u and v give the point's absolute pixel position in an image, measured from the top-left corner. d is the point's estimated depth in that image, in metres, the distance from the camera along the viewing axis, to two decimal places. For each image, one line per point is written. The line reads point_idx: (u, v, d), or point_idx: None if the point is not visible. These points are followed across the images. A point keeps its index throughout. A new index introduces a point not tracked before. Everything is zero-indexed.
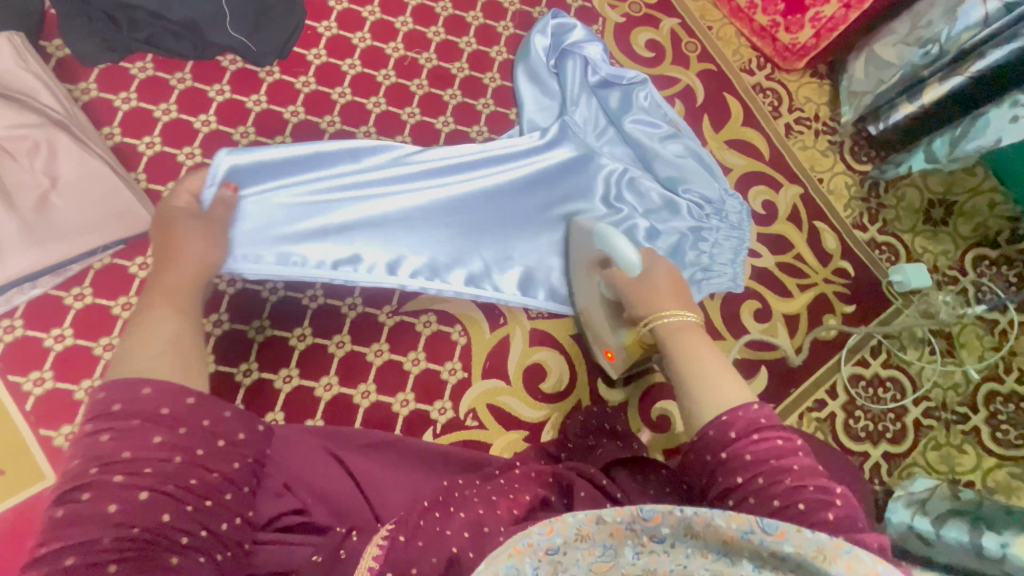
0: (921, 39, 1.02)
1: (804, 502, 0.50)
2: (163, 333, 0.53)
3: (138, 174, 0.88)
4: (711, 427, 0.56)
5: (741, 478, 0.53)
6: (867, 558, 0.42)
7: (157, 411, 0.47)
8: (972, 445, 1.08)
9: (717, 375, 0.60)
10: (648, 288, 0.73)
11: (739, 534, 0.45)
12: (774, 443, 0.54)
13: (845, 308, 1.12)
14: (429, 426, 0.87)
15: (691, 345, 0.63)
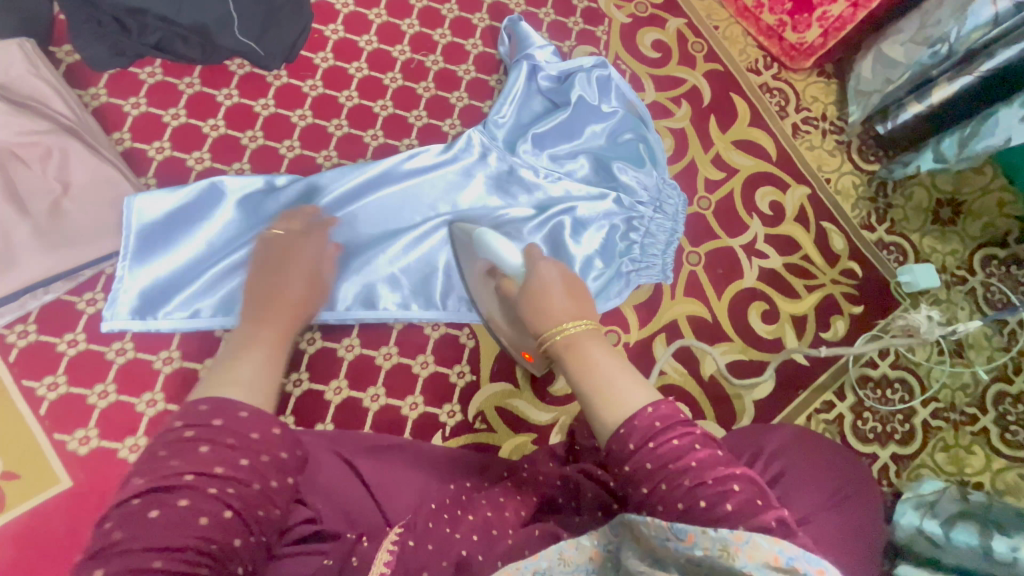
0: (928, 39, 1.02)
1: (704, 499, 0.47)
2: (258, 363, 0.52)
3: (148, 178, 0.88)
4: (613, 441, 0.51)
5: (647, 488, 0.49)
6: (762, 543, 0.45)
7: (209, 423, 0.45)
8: (981, 446, 1.08)
9: (610, 387, 0.54)
10: (536, 298, 0.66)
11: (657, 540, 0.49)
12: (673, 447, 0.49)
13: (853, 309, 1.12)
14: (438, 429, 0.88)
15: (584, 359, 0.57)
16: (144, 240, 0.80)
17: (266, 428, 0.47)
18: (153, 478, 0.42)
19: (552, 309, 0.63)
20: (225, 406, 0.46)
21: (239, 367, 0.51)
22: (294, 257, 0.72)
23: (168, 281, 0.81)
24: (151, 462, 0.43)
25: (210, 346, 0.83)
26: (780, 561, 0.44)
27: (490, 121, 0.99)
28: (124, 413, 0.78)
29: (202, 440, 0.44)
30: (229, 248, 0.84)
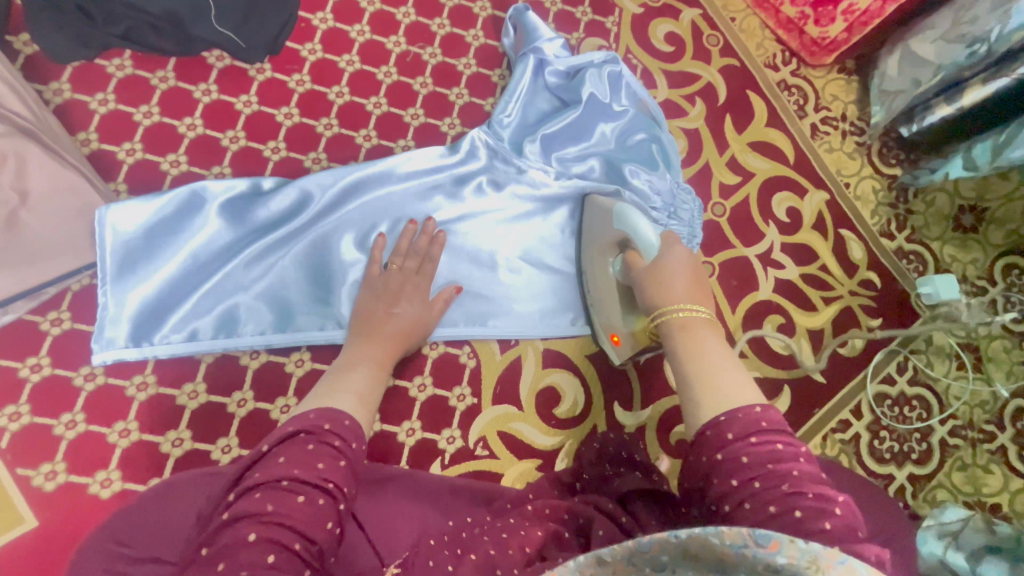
0: (965, 37, 0.96)
1: (799, 509, 0.46)
2: (355, 393, 0.66)
3: (118, 184, 0.80)
4: (710, 428, 0.53)
5: (737, 481, 0.49)
6: (860, 569, 0.38)
7: (333, 442, 0.57)
8: (999, 465, 1.04)
9: (720, 374, 0.57)
10: (665, 279, 0.68)
11: (732, 550, 0.40)
12: (773, 447, 0.50)
13: (871, 322, 1.07)
14: (437, 457, 0.82)
15: (703, 345, 0.60)
16: (123, 259, 0.74)
17: (332, 463, 0.55)
18: (308, 479, 0.53)
19: (676, 292, 0.66)
20: (331, 418, 0.59)
21: (356, 379, 0.68)
22: (391, 294, 0.79)
23: (156, 302, 0.75)
24: (301, 457, 0.54)
25: (188, 371, 0.77)
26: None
27: (494, 121, 0.91)
28: (95, 444, 0.72)
29: (339, 457, 0.56)
30: (216, 261, 0.78)
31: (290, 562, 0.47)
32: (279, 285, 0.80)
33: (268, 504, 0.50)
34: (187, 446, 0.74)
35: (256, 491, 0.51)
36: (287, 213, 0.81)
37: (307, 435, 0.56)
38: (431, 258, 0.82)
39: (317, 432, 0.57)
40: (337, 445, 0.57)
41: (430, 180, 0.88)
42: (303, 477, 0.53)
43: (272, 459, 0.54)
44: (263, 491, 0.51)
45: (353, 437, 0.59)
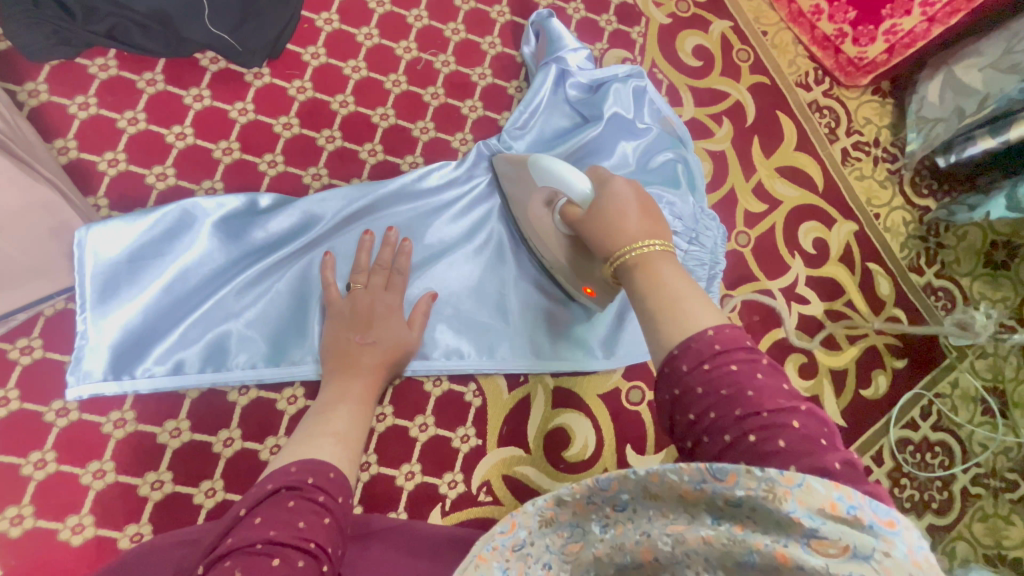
0: (1018, 67, 0.90)
1: (755, 432, 0.39)
2: (334, 434, 0.60)
3: (98, 198, 0.74)
4: (664, 363, 0.44)
5: (694, 415, 0.42)
6: (820, 487, 0.35)
7: (317, 498, 0.51)
8: (1020, 516, 0.99)
9: (667, 302, 0.47)
10: (603, 224, 0.58)
11: (691, 486, 0.38)
12: (729, 371, 0.42)
13: (896, 363, 1.02)
14: (438, 502, 0.77)
15: (649, 274, 0.50)
16: (104, 283, 0.68)
17: (313, 520, 0.48)
18: (287, 539, 0.46)
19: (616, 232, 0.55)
20: (312, 470, 0.53)
21: (338, 419, 0.62)
22: (359, 320, 0.71)
23: (140, 330, 0.69)
24: (279, 516, 0.48)
25: (171, 407, 0.71)
26: (839, 510, 0.34)
27: (508, 132, 0.85)
28: (65, 487, 0.66)
29: (324, 514, 0.50)
30: (206, 285, 0.72)
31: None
32: (272, 314, 0.74)
33: (238, 571, 0.42)
34: (168, 489, 0.68)
35: (227, 558, 0.44)
36: (285, 234, 0.75)
37: (289, 491, 0.50)
38: (399, 271, 0.76)
39: (299, 488, 0.51)
40: (321, 501, 0.51)
41: (441, 199, 0.82)
42: (281, 538, 0.46)
43: (246, 522, 0.47)
44: (236, 556, 0.44)
45: (337, 489, 0.53)
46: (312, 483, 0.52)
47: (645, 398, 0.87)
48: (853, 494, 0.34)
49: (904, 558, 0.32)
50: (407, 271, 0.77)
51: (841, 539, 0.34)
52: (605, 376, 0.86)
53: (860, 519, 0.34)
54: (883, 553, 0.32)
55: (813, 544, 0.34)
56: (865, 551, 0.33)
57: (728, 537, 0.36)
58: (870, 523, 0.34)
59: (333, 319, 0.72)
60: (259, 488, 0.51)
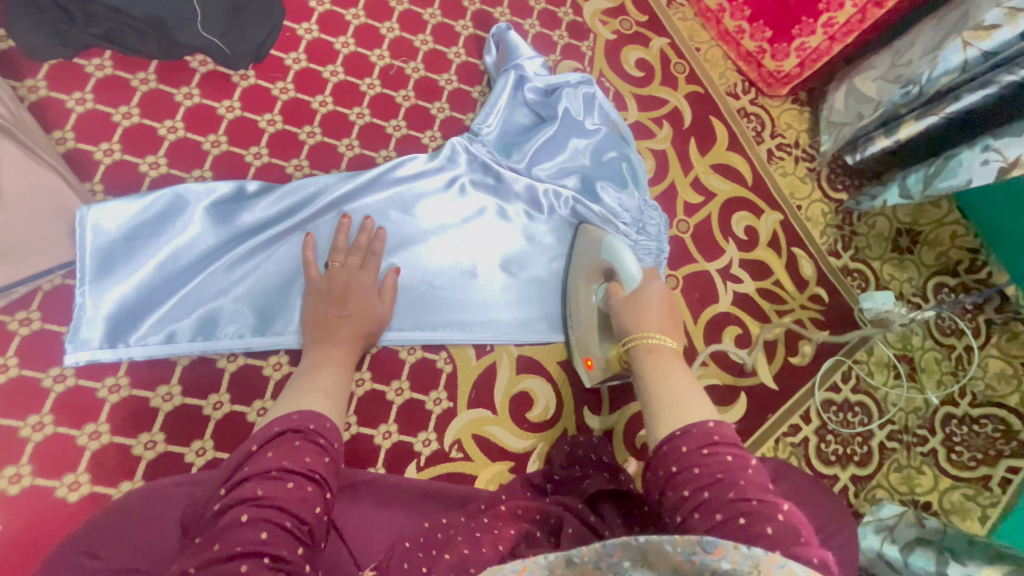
0: (900, 77, 1.06)
1: (745, 515, 0.49)
2: (320, 390, 0.67)
3: (94, 184, 0.80)
4: (666, 442, 0.57)
5: (688, 491, 0.53)
6: (797, 572, 0.43)
7: (317, 440, 0.59)
8: (931, 466, 1.13)
9: (675, 399, 0.61)
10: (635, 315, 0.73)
11: (684, 558, 0.45)
12: (721, 458, 0.54)
13: (819, 334, 1.16)
14: (413, 459, 0.84)
15: (663, 371, 0.65)
16: (102, 259, 0.74)
17: (317, 458, 0.57)
18: (298, 468, 0.55)
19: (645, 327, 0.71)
20: (312, 417, 0.61)
21: (323, 378, 0.70)
22: (337, 295, 0.79)
23: (135, 303, 0.75)
24: (289, 451, 0.56)
25: (163, 374, 0.76)
26: None
27: (475, 129, 0.96)
28: (62, 447, 0.70)
29: (324, 454, 0.58)
30: (198, 264, 0.79)
31: (283, 538, 0.49)
32: (257, 290, 0.81)
33: (261, 490, 0.52)
34: (160, 449, 0.73)
35: (249, 480, 0.54)
36: (271, 217, 0.83)
37: (294, 433, 0.59)
38: (374, 253, 0.84)
39: (303, 432, 0.59)
40: (323, 443, 0.59)
41: (414, 189, 0.91)
42: (293, 467, 0.55)
43: (261, 454, 0.56)
44: (257, 479, 0.53)
45: (334, 436, 0.61)
46: (313, 428, 0.60)
47: None
48: None
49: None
50: (381, 252, 0.85)
51: None
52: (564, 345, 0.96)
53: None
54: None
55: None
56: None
57: None
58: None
59: (312, 295, 0.80)
60: (265, 429, 0.59)
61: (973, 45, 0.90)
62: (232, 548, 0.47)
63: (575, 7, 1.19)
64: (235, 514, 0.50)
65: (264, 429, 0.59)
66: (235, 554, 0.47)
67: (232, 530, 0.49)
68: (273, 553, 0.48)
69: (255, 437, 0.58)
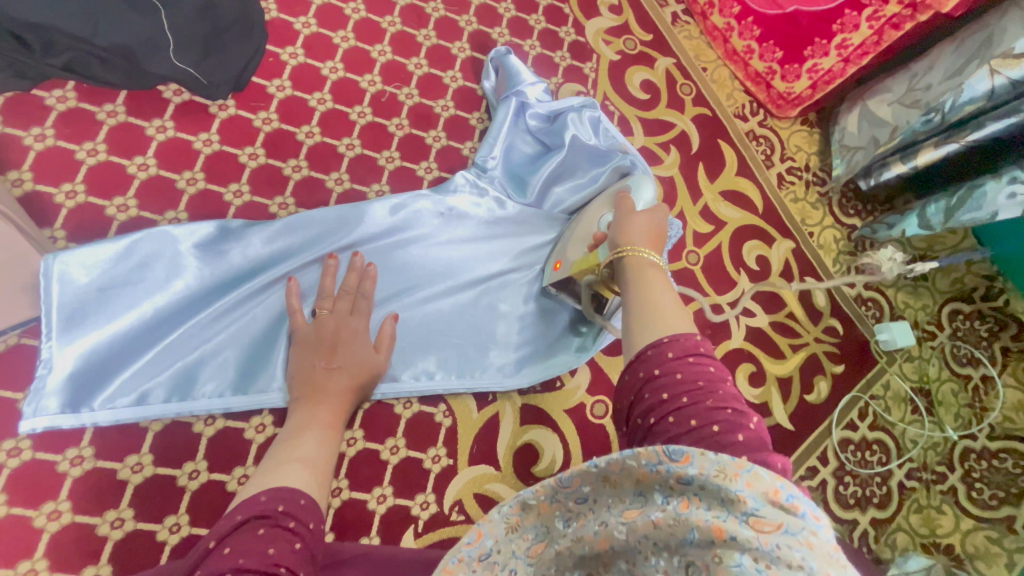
0: (919, 102, 1.02)
1: (719, 423, 0.44)
2: (304, 458, 0.61)
3: (55, 230, 0.72)
4: (652, 346, 0.50)
5: (668, 394, 0.47)
6: (766, 475, 0.39)
7: (286, 524, 0.51)
8: (951, 505, 1.08)
9: (669, 307, 0.54)
10: (624, 222, 0.68)
11: (647, 469, 0.41)
12: (704, 368, 0.48)
13: (835, 368, 1.11)
14: (410, 524, 0.78)
15: (656, 280, 0.58)
16: (69, 313, 0.67)
17: (283, 546, 0.49)
18: (256, 566, 0.45)
19: (632, 232, 0.66)
20: (283, 497, 0.54)
21: (306, 445, 0.63)
22: (326, 342, 0.72)
23: (104, 360, 0.68)
24: (249, 544, 0.48)
25: (133, 441, 0.69)
26: (780, 497, 0.38)
27: (478, 160, 0.90)
28: (17, 530, 0.63)
29: (295, 540, 0.50)
30: (176, 314, 0.72)
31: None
32: (238, 344, 0.74)
33: None
34: (129, 527, 0.66)
35: None
36: (259, 261, 0.76)
37: (258, 520, 0.50)
38: (364, 296, 0.77)
39: (270, 516, 0.51)
40: (292, 527, 0.51)
41: (410, 224, 0.84)
42: (250, 565, 0.45)
43: (217, 552, 0.48)
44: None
45: (309, 516, 0.54)
46: (282, 511, 0.53)
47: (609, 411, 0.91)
48: (793, 486, 0.39)
49: (827, 541, 0.36)
50: (372, 296, 0.79)
51: (774, 518, 0.36)
52: (571, 391, 0.90)
53: (796, 505, 0.37)
54: (810, 532, 0.36)
55: (750, 521, 0.36)
56: (795, 528, 0.36)
57: (674, 516, 0.38)
58: (804, 514, 0.37)
59: (298, 343, 0.73)
60: (226, 518, 0.50)
61: (1000, 73, 0.86)
62: None
63: (577, 26, 1.13)
64: None
65: (224, 517, 0.50)
66: None
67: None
68: None
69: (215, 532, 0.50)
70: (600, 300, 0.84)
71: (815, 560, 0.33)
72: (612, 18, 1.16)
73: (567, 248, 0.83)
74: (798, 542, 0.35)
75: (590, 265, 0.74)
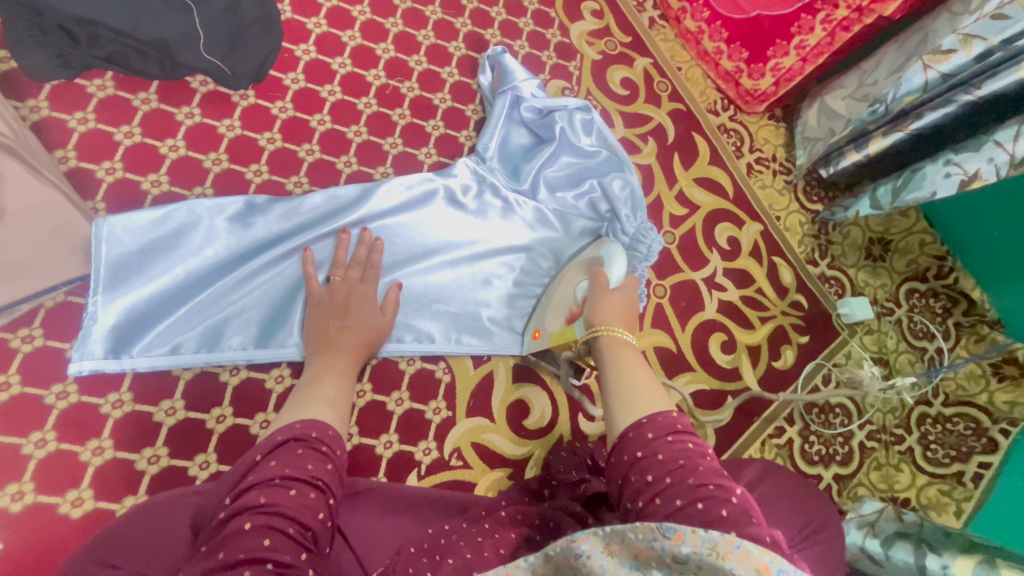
0: (868, 96, 1.13)
1: (701, 500, 0.52)
2: (325, 398, 0.70)
3: (96, 202, 0.81)
4: (633, 429, 0.60)
5: (652, 476, 0.55)
6: (754, 549, 0.46)
7: (319, 447, 0.61)
8: (908, 464, 1.18)
9: (645, 391, 0.64)
10: (601, 303, 0.80)
11: (645, 545, 0.48)
12: (683, 445, 0.57)
13: (800, 339, 1.21)
14: (414, 468, 0.86)
15: (633, 366, 0.68)
16: (115, 271, 0.76)
17: (319, 465, 0.59)
18: (300, 476, 0.57)
19: (610, 316, 0.77)
20: (315, 426, 0.63)
21: (327, 388, 0.72)
22: (339, 306, 0.81)
23: (143, 313, 0.77)
24: (291, 459, 0.58)
25: (166, 389, 0.77)
26: (771, 571, 0.45)
27: (479, 149, 0.99)
28: (66, 463, 0.71)
29: (327, 461, 0.60)
30: (206, 277, 0.81)
31: (286, 543, 0.51)
32: (260, 305, 0.83)
33: (262, 497, 0.53)
34: (164, 463, 0.74)
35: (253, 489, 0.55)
36: (279, 232, 0.85)
37: (296, 442, 0.60)
38: (373, 265, 0.86)
39: (306, 440, 0.61)
40: (325, 450, 0.61)
41: (415, 203, 0.94)
42: (295, 475, 0.57)
43: (264, 464, 0.57)
44: (260, 488, 0.54)
45: (336, 444, 0.63)
46: (316, 437, 0.62)
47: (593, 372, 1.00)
48: (780, 560, 0.46)
49: None
50: (379, 266, 0.88)
51: None
52: None
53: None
54: None
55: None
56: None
57: None
58: None
59: (313, 307, 0.82)
60: (269, 439, 0.60)
61: (932, 68, 0.96)
62: (234, 556, 0.48)
63: (562, 28, 1.24)
64: (239, 522, 0.51)
65: (267, 438, 0.60)
66: (238, 562, 0.47)
67: (236, 537, 0.50)
68: (277, 559, 0.48)
69: (258, 448, 0.60)
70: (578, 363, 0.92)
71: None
72: (595, 22, 1.27)
73: (546, 317, 0.91)
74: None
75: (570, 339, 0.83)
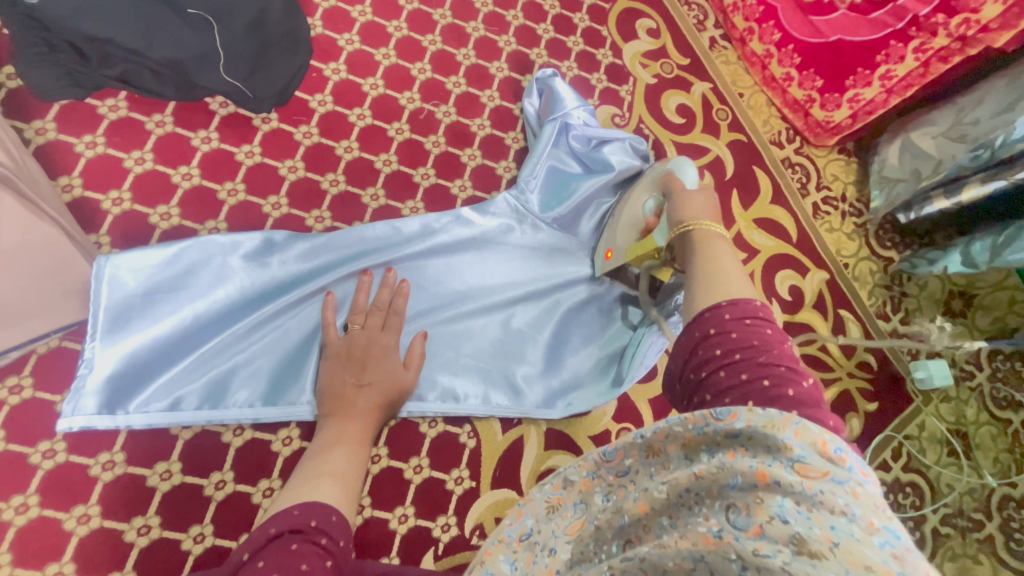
0: (966, 136, 1.00)
1: (769, 378, 0.43)
2: (333, 472, 0.60)
3: (100, 236, 0.74)
4: (709, 308, 0.48)
5: (721, 350, 0.46)
6: (814, 430, 0.38)
7: (318, 541, 0.49)
8: (988, 555, 1.03)
9: (731, 280, 0.51)
10: (683, 202, 0.66)
11: (695, 432, 0.42)
12: (762, 330, 0.46)
13: (868, 406, 1.07)
14: (430, 547, 0.77)
15: (723, 251, 0.55)
16: (116, 315, 0.68)
17: (316, 563, 0.46)
18: None
19: (695, 211, 0.62)
20: (315, 512, 0.52)
21: (336, 460, 0.62)
22: (357, 356, 0.72)
23: (142, 363, 0.69)
24: (283, 557, 0.45)
25: (163, 449, 0.70)
26: (828, 449, 0.37)
27: (521, 182, 0.89)
28: (47, 532, 0.64)
29: (326, 558, 0.48)
30: (215, 323, 0.73)
31: None
32: (271, 355, 0.75)
33: None
34: (155, 535, 0.67)
35: None
36: (298, 273, 0.76)
37: (292, 534, 0.49)
38: (396, 311, 0.77)
39: (302, 532, 0.49)
40: (324, 544, 0.49)
41: (446, 240, 0.84)
42: None
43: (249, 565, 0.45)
44: None
45: (340, 533, 0.52)
46: (314, 526, 0.50)
47: (634, 440, 0.89)
48: (840, 441, 0.38)
49: (872, 493, 0.35)
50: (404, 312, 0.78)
51: (821, 466, 0.36)
52: (596, 418, 0.88)
53: (844, 458, 0.36)
54: (856, 483, 0.35)
55: (796, 467, 0.36)
56: (841, 479, 0.35)
57: (719, 464, 0.39)
58: (851, 467, 0.36)
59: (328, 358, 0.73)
60: (257, 535, 0.49)
61: None
62: None
63: (614, 48, 1.13)
64: None
65: (255, 535, 0.49)
66: None
67: None
68: None
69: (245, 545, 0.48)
70: (656, 284, 0.84)
71: (857, 508, 0.34)
72: (650, 41, 1.16)
73: (616, 237, 0.83)
74: (843, 490, 0.34)
75: (650, 250, 0.73)
